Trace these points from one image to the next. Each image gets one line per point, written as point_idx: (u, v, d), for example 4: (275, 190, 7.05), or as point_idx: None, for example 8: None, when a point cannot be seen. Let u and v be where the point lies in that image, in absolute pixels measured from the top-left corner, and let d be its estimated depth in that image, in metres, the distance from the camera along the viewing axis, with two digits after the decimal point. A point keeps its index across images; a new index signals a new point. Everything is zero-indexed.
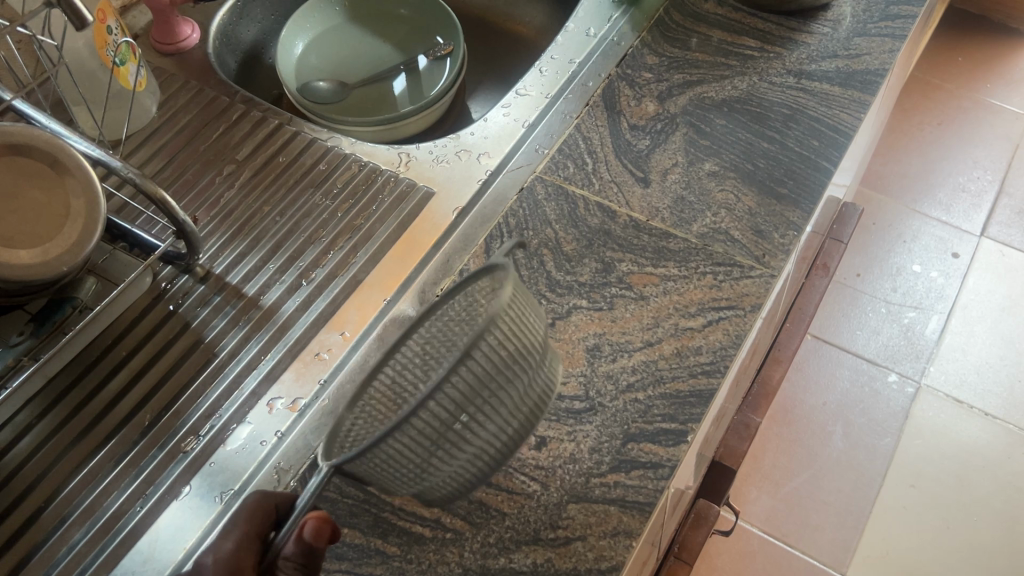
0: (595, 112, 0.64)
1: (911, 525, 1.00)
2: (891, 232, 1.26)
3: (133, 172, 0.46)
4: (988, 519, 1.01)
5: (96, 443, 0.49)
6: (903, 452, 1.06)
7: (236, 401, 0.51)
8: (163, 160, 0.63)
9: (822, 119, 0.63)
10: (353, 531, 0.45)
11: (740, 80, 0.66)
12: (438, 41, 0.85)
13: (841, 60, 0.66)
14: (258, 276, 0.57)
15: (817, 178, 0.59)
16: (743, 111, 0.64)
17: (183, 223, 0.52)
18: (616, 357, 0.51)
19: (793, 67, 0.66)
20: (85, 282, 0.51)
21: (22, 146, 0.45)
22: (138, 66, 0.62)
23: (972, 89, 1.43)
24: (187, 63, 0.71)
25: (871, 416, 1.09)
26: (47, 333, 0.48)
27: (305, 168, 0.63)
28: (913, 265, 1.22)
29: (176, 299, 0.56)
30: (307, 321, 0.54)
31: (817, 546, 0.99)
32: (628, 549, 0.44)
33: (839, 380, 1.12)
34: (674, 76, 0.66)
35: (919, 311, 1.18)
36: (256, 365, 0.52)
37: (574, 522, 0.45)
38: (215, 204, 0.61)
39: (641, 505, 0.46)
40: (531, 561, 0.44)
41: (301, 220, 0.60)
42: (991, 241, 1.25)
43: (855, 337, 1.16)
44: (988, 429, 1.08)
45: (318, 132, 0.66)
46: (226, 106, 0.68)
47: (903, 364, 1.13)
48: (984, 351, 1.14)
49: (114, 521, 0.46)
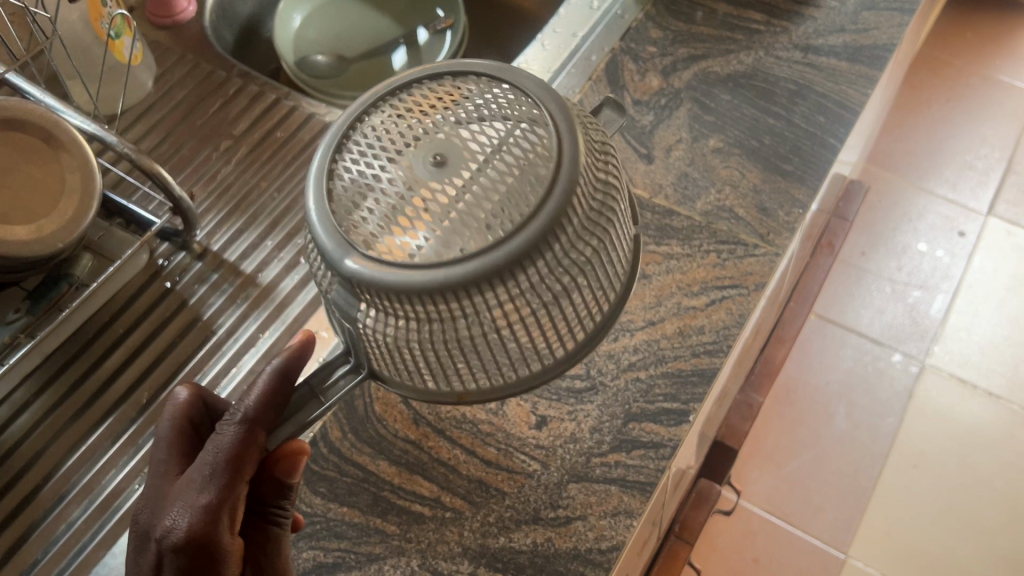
0: (598, 87, 0.63)
1: (913, 505, 1.00)
2: (897, 211, 1.24)
3: (128, 147, 0.46)
4: (990, 499, 1.00)
5: (92, 421, 0.49)
6: (906, 431, 1.05)
7: (234, 378, 0.50)
8: (160, 135, 0.63)
9: (828, 95, 0.61)
10: (353, 509, 0.44)
11: (745, 55, 0.65)
12: (438, 13, 0.83)
13: (848, 35, 0.65)
14: (257, 253, 0.56)
15: (822, 155, 0.58)
16: (747, 86, 0.63)
17: (181, 200, 0.51)
18: (619, 336, 0.51)
19: (798, 42, 0.65)
20: (82, 258, 0.50)
21: (16, 121, 0.44)
22: (133, 39, 0.61)
23: (981, 66, 1.41)
24: (184, 37, 0.70)
25: (875, 395, 1.08)
26: (44, 309, 0.48)
27: (304, 144, 0.63)
28: (919, 244, 1.21)
29: (174, 276, 0.55)
30: (304, 300, 0.53)
31: (819, 526, 0.99)
32: (629, 529, 0.44)
33: (843, 360, 1.11)
34: (679, 50, 0.65)
35: (924, 290, 1.17)
36: (255, 343, 0.51)
37: (575, 501, 0.45)
38: (212, 180, 0.61)
39: (642, 485, 0.45)
40: (531, 541, 0.44)
41: (299, 197, 0.59)
42: (997, 220, 1.24)
43: (860, 316, 1.15)
44: (991, 409, 1.07)
45: (316, 107, 0.65)
46: (224, 80, 0.67)
47: (907, 343, 1.12)
48: (989, 331, 1.13)
49: (112, 499, 0.45)
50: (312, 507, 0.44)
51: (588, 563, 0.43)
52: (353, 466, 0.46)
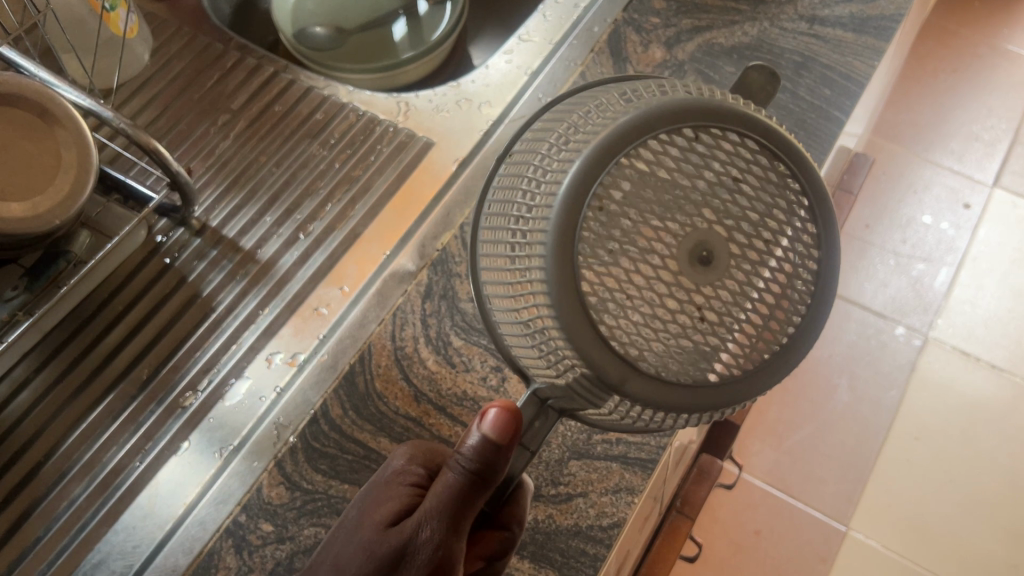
0: (600, 58, 0.62)
1: (914, 476, 1.01)
2: (902, 182, 1.23)
3: (125, 122, 0.45)
4: (992, 470, 1.01)
5: (92, 399, 0.49)
6: (908, 403, 1.05)
7: (234, 355, 0.50)
8: (157, 108, 0.62)
9: (834, 67, 0.61)
10: (353, 487, 0.45)
11: (750, 26, 0.63)
12: None
13: (855, 5, 0.64)
14: (255, 229, 0.56)
15: (829, 128, 0.58)
16: (752, 58, 0.62)
17: (177, 175, 0.50)
18: None
19: (804, 12, 0.64)
20: (78, 235, 0.50)
21: (9, 95, 0.43)
22: (127, 11, 0.60)
23: (990, 36, 1.39)
24: (178, 9, 0.69)
25: (877, 369, 1.08)
26: (41, 287, 0.47)
27: (302, 118, 0.62)
28: (924, 217, 1.20)
29: (173, 253, 0.55)
30: (304, 277, 0.53)
31: (821, 498, 1.00)
32: (630, 506, 0.45)
33: (846, 332, 1.11)
34: (683, 21, 0.64)
35: (928, 263, 1.16)
36: (255, 319, 0.52)
37: (575, 479, 0.45)
38: (210, 155, 0.60)
39: (644, 463, 0.46)
40: (533, 518, 0.44)
41: (299, 171, 0.59)
42: (1003, 192, 1.23)
43: (863, 288, 1.14)
44: (994, 382, 1.07)
45: (315, 80, 0.64)
46: (221, 53, 0.66)
47: (911, 316, 1.12)
48: (992, 305, 1.13)
49: (113, 476, 0.46)
50: (313, 484, 0.45)
51: (589, 540, 0.44)
52: (353, 443, 0.47)
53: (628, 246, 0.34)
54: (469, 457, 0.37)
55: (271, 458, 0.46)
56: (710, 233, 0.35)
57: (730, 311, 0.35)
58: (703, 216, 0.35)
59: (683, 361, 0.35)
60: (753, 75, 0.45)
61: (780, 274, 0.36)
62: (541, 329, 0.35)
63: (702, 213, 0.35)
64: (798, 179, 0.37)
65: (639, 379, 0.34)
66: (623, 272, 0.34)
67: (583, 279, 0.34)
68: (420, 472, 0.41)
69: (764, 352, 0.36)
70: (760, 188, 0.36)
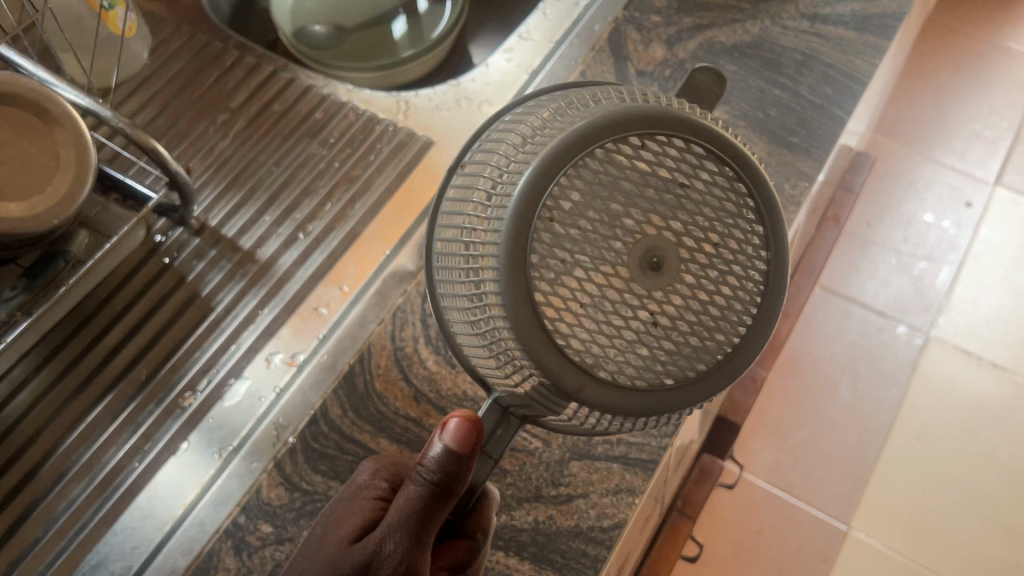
0: (601, 57, 0.62)
1: (915, 475, 1.00)
2: (904, 181, 1.23)
3: (124, 121, 0.45)
4: (993, 469, 1.01)
5: (91, 400, 0.48)
6: (909, 402, 1.05)
7: (233, 355, 0.50)
8: (156, 107, 0.62)
9: (836, 65, 0.60)
10: None
11: (751, 24, 0.63)
12: None
13: (857, 3, 0.64)
14: (254, 228, 0.56)
15: (830, 127, 0.58)
16: (753, 55, 0.61)
17: (176, 174, 0.50)
18: None
19: (806, 10, 0.63)
20: (77, 235, 0.49)
21: (7, 95, 0.43)
22: (126, 10, 0.60)
23: (992, 33, 1.39)
24: (177, 8, 0.69)
25: (878, 367, 1.08)
26: (40, 287, 0.47)
27: (301, 117, 0.62)
28: (925, 215, 1.20)
29: (172, 252, 0.54)
30: (303, 277, 0.53)
31: (822, 497, 0.99)
32: (630, 506, 0.45)
33: (847, 331, 1.11)
34: (684, 19, 0.64)
35: (930, 262, 1.16)
36: (254, 319, 0.52)
37: (576, 480, 0.45)
38: (209, 154, 0.60)
39: (644, 463, 0.46)
40: (533, 518, 0.44)
41: (298, 170, 0.58)
42: (1005, 190, 1.23)
43: (865, 287, 1.14)
44: (995, 380, 1.07)
45: (315, 79, 0.64)
46: (219, 52, 0.66)
47: (913, 315, 1.12)
48: (994, 303, 1.13)
49: (112, 477, 0.46)
50: (313, 485, 0.45)
51: (589, 541, 0.44)
52: (353, 443, 0.47)
53: (581, 259, 0.35)
54: (431, 467, 0.37)
55: (270, 458, 0.46)
56: (662, 243, 0.35)
57: (681, 318, 0.36)
58: (654, 224, 0.35)
59: (637, 366, 0.35)
60: (702, 79, 0.47)
61: (734, 279, 0.37)
62: (499, 341, 0.36)
63: (651, 220, 0.35)
64: (746, 184, 0.38)
65: (597, 388, 0.34)
66: (575, 282, 0.34)
67: (538, 291, 0.34)
68: (385, 486, 0.41)
69: (720, 355, 0.37)
70: (710, 195, 0.37)
